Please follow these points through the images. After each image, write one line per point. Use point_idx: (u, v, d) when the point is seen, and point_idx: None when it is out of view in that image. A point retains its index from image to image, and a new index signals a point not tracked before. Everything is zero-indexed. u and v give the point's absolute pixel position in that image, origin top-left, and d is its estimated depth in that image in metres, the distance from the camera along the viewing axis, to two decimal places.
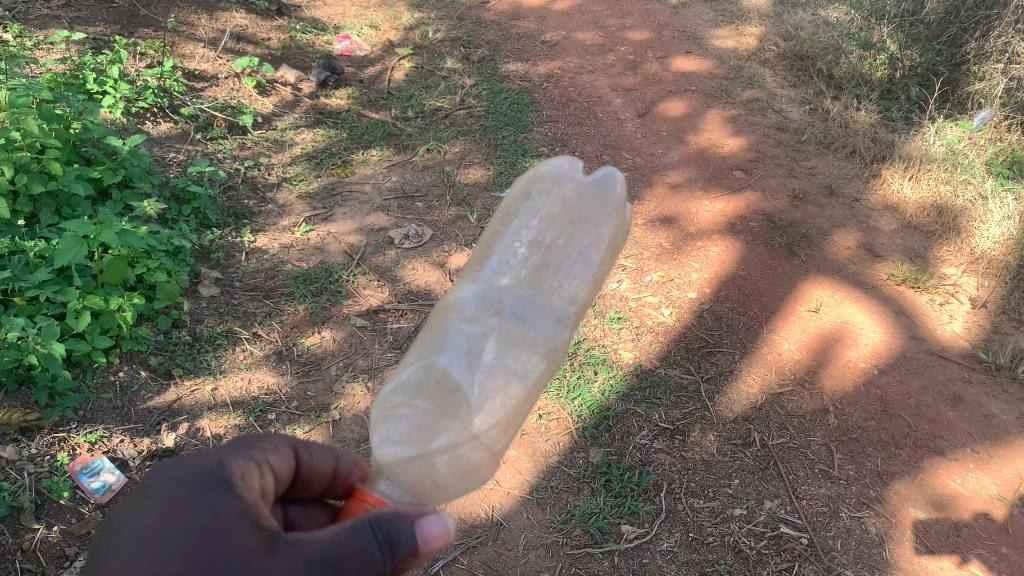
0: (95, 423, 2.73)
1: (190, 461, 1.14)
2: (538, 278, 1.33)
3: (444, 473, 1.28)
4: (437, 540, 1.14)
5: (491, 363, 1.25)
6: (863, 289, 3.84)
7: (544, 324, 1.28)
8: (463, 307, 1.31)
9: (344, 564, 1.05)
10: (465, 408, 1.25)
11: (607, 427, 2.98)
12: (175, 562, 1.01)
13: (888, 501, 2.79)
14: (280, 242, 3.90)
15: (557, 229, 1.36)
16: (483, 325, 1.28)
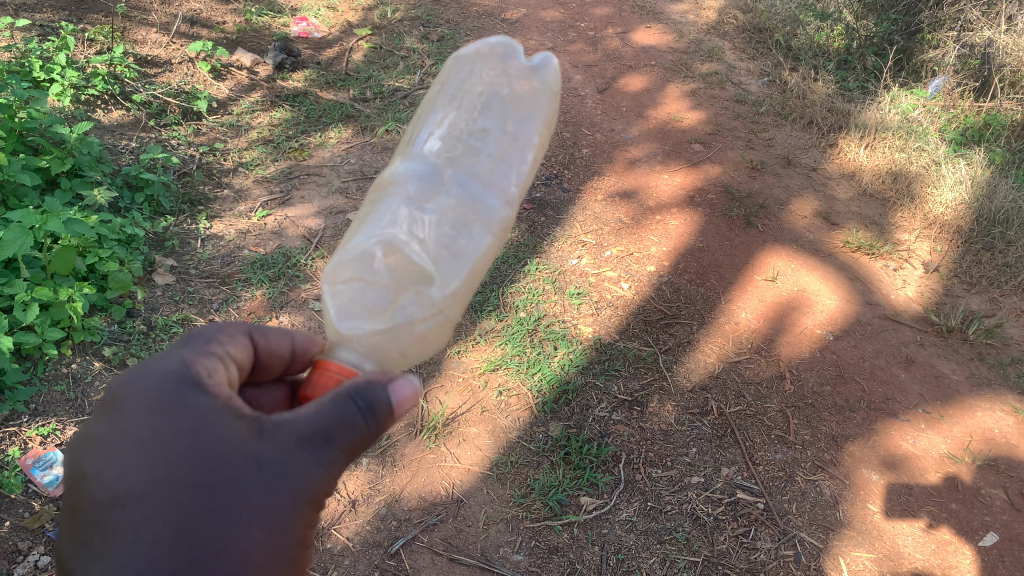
0: (48, 416, 2.70)
1: (153, 368, 1.25)
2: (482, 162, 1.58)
3: (409, 344, 1.50)
4: (408, 399, 1.26)
5: (444, 239, 1.52)
6: (818, 257, 3.88)
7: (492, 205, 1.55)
8: (415, 189, 1.54)
9: (332, 436, 1.20)
10: (426, 281, 1.50)
11: (566, 401, 3.01)
12: (174, 465, 1.14)
13: (842, 463, 2.84)
14: (236, 228, 3.86)
15: (497, 116, 1.61)
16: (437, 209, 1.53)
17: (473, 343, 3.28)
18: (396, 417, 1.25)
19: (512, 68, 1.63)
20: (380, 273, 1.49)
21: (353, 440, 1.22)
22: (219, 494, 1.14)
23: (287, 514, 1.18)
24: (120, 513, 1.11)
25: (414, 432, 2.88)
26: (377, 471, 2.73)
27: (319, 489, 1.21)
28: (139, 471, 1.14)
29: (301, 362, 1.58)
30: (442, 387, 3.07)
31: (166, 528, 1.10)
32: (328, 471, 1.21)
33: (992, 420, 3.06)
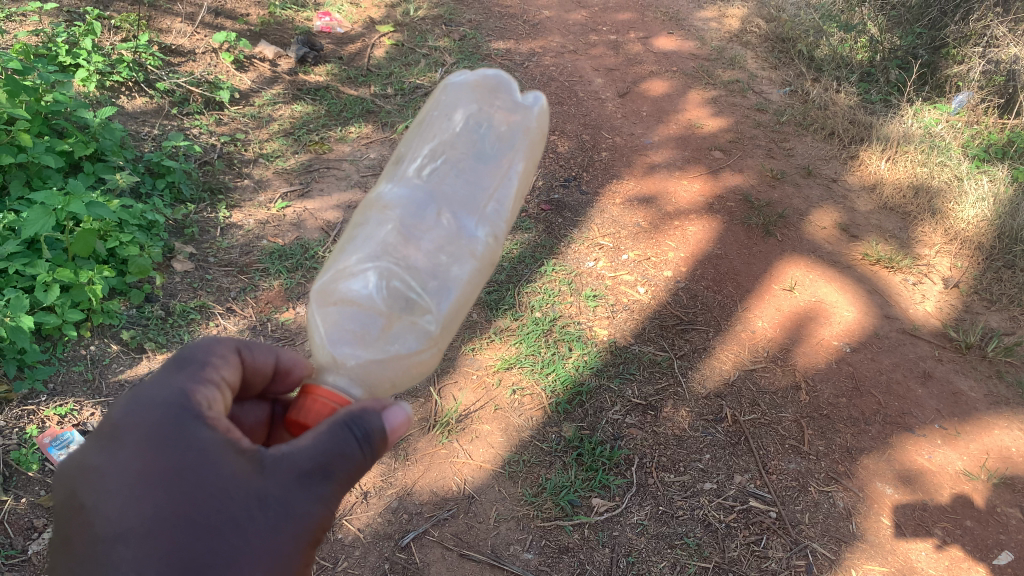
0: (65, 396, 2.71)
1: (154, 399, 1.21)
2: (476, 197, 1.72)
3: (401, 374, 1.55)
4: (400, 426, 1.31)
5: (437, 264, 1.62)
6: (837, 268, 3.86)
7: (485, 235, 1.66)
8: (407, 216, 1.65)
9: (331, 468, 1.22)
10: (419, 307, 1.56)
11: (580, 402, 3.00)
12: (179, 502, 1.11)
13: (856, 476, 2.82)
14: (255, 218, 3.87)
15: (490, 163, 1.79)
16: (432, 235, 1.64)
17: (488, 341, 3.27)
18: (385, 444, 1.30)
19: (506, 122, 1.87)
20: (373, 301, 1.53)
21: (351, 473, 1.24)
22: (223, 534, 1.12)
23: (286, 556, 1.16)
24: (117, 549, 1.08)
25: (427, 428, 2.88)
26: (389, 464, 2.73)
27: (318, 527, 1.20)
28: (140, 506, 1.10)
29: (283, 381, 1.59)
30: (456, 384, 3.07)
31: (168, 566, 1.06)
32: (329, 507, 1.22)
33: (1009, 438, 3.03)
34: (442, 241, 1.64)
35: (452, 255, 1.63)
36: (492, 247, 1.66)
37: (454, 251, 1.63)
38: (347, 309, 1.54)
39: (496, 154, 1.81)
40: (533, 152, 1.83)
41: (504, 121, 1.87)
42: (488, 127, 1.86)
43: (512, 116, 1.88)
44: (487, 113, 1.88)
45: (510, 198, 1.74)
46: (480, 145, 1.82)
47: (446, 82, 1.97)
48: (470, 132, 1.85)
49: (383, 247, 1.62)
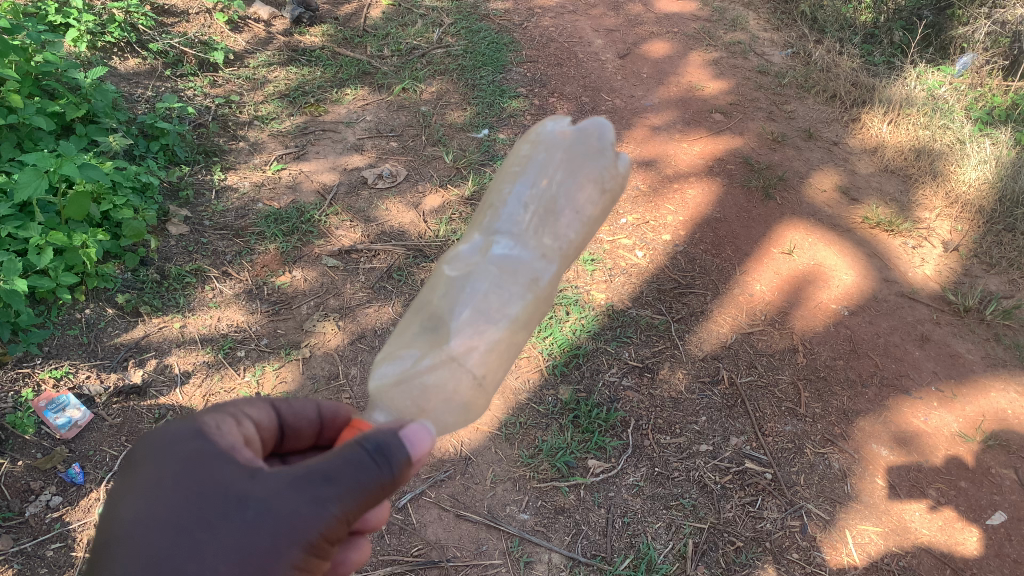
0: (61, 359, 2.71)
1: (166, 425, 1.23)
2: (530, 230, 1.45)
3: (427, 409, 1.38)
4: (423, 445, 1.24)
5: (473, 295, 1.38)
6: (837, 231, 3.83)
7: (529, 269, 1.41)
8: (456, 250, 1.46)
9: (334, 476, 1.12)
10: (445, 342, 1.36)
11: (577, 365, 3.01)
12: (157, 506, 1.10)
13: (852, 438, 2.82)
14: (251, 181, 3.84)
15: (549, 191, 1.48)
16: (472, 260, 1.42)
17: None
18: (408, 465, 1.19)
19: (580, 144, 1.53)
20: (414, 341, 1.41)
21: (359, 481, 1.13)
22: (193, 531, 1.07)
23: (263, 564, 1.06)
24: (109, 553, 1.07)
25: None
26: None
27: (315, 537, 1.10)
28: (124, 510, 1.11)
29: (333, 428, 1.52)
30: None
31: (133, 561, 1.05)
32: (330, 516, 1.11)
33: (1005, 400, 3.02)
34: (480, 275, 1.39)
35: (497, 300, 1.38)
36: (541, 297, 1.41)
37: (496, 299, 1.38)
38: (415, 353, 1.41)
39: (562, 182, 1.49)
40: (599, 185, 1.50)
41: (569, 138, 1.53)
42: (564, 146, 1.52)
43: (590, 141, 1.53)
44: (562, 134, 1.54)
45: (565, 237, 1.47)
46: (538, 170, 1.50)
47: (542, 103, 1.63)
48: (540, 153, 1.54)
49: (432, 283, 1.46)
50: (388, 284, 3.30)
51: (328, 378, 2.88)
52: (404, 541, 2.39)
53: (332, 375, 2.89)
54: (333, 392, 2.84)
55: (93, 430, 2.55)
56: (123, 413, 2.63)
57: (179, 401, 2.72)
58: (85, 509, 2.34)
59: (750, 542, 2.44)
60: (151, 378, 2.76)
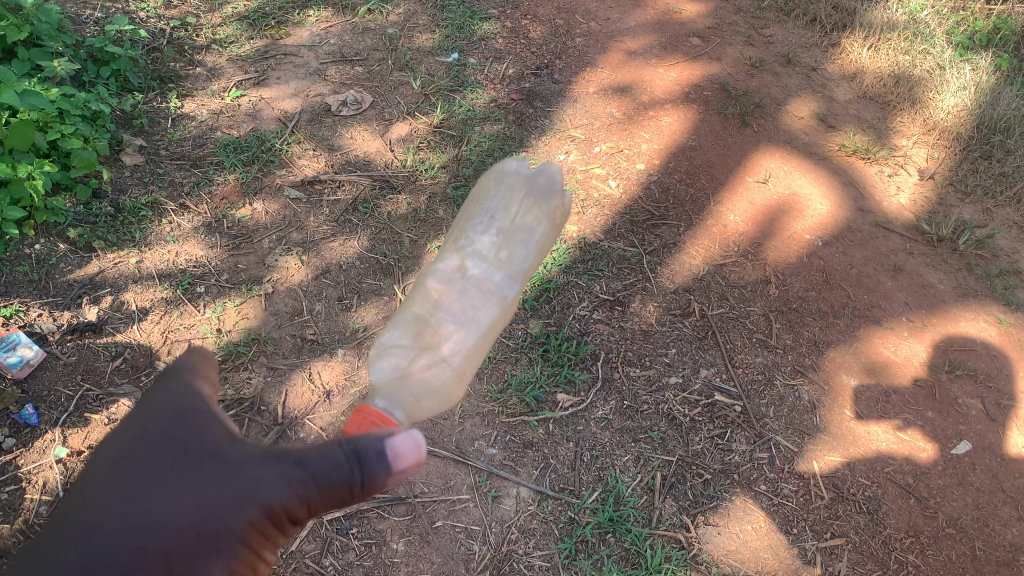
0: (10, 296, 2.62)
1: (178, 390, 1.33)
2: (498, 254, 1.73)
3: (422, 397, 1.59)
4: (408, 454, 1.26)
5: (457, 307, 1.66)
6: (813, 160, 3.76)
7: (499, 283, 1.69)
8: (435, 275, 1.72)
9: (309, 466, 1.23)
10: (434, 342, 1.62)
11: (548, 299, 2.96)
12: (147, 450, 1.19)
13: (822, 369, 2.81)
14: (209, 108, 3.67)
15: (513, 218, 1.77)
16: (454, 282, 1.69)
17: None
18: (385, 478, 1.25)
19: (535, 180, 1.79)
20: (404, 342, 1.64)
21: (329, 475, 1.23)
22: (168, 481, 1.15)
23: (218, 530, 1.14)
24: (89, 483, 1.15)
25: None
26: (354, 363, 2.69)
27: (277, 510, 1.20)
28: (119, 447, 1.20)
29: None
30: None
31: (110, 491, 1.13)
32: (290, 492, 1.21)
33: (974, 330, 3.01)
34: (459, 292, 1.68)
35: (474, 311, 1.65)
36: (510, 306, 1.68)
37: (475, 311, 1.65)
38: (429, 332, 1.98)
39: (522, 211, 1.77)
40: (550, 217, 1.77)
41: (525, 178, 1.81)
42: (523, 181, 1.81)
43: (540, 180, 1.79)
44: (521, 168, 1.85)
45: (529, 261, 1.75)
46: (501, 204, 1.79)
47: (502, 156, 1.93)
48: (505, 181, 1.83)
49: (420, 300, 1.71)
50: (353, 217, 3.20)
51: (291, 314, 2.81)
52: None
53: (295, 311, 2.82)
54: (297, 328, 2.77)
55: (47, 370, 2.47)
56: (78, 351, 2.55)
57: (137, 339, 2.64)
58: (40, 450, 2.28)
59: (718, 474, 2.45)
60: (107, 315, 2.67)
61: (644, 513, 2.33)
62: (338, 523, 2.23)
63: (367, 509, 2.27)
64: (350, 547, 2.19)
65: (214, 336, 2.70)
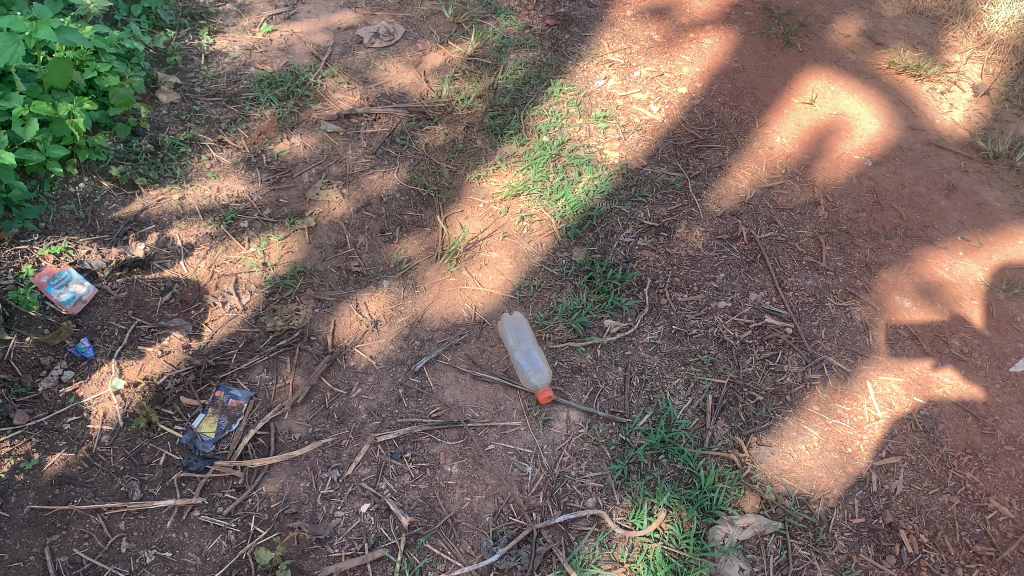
0: (59, 234, 2.65)
1: None
2: (518, 343, 2.54)
3: (522, 370, 2.46)
4: None
5: (513, 338, 2.56)
6: (861, 78, 3.59)
7: (532, 365, 2.46)
8: (515, 331, 2.58)
9: None
10: (527, 372, 2.45)
11: (591, 227, 2.92)
12: None
13: (875, 290, 2.74)
14: (240, 44, 3.59)
15: (517, 333, 2.57)
16: (520, 343, 2.54)
17: (493, 168, 3.13)
18: None
19: (525, 338, 2.56)
20: (515, 350, 2.52)
21: None
22: None
23: None
24: None
25: (434, 257, 2.81)
26: (399, 293, 2.69)
27: None
28: None
29: None
30: (463, 213, 2.97)
31: None
32: None
33: None
34: (514, 346, 2.53)
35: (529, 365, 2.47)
36: (536, 361, 2.48)
37: (522, 349, 2.52)
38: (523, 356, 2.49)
39: (528, 352, 2.51)
40: (523, 321, 2.61)
41: (516, 320, 2.61)
42: (525, 343, 2.54)
43: (528, 344, 2.53)
44: (523, 335, 2.56)
45: (530, 349, 2.52)
46: (519, 340, 2.55)
47: (507, 327, 2.59)
48: (518, 339, 2.55)
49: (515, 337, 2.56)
50: (391, 149, 3.17)
51: (335, 247, 2.81)
52: (423, 404, 2.39)
53: (339, 244, 2.82)
54: (342, 261, 2.77)
55: (99, 305, 2.53)
56: (127, 287, 2.60)
57: (185, 274, 2.68)
58: (98, 383, 2.35)
59: (770, 396, 2.43)
60: (153, 252, 2.71)
61: (697, 435, 2.33)
62: (392, 448, 2.29)
63: (420, 434, 2.32)
64: (406, 471, 2.23)
65: (260, 270, 2.72)
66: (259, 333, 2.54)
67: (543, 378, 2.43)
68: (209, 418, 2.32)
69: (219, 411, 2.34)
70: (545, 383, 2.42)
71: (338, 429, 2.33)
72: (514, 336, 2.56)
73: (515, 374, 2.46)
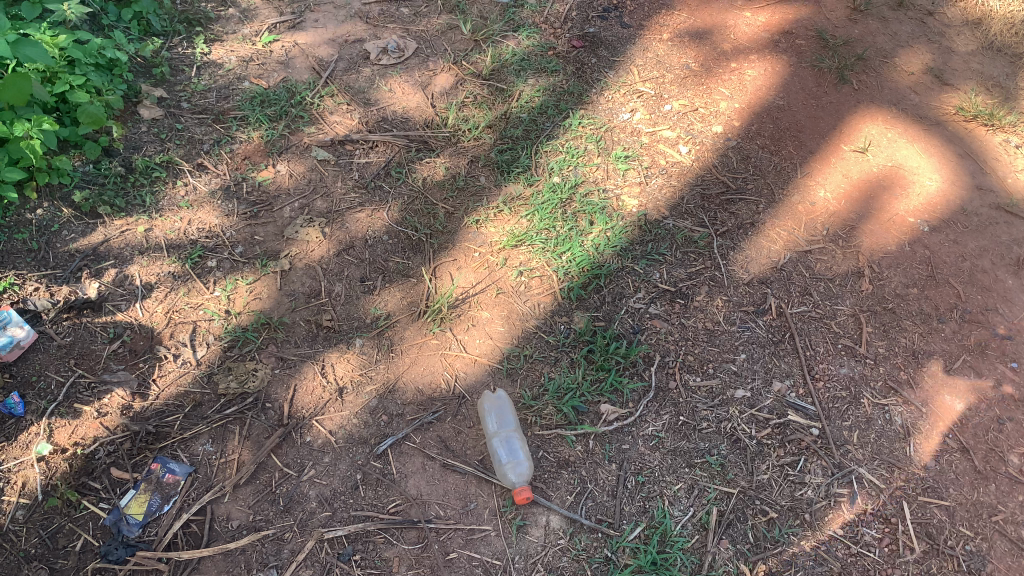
0: (5, 268, 2.39)
1: None
2: (498, 429, 2.21)
3: (500, 464, 2.14)
4: None
5: (494, 421, 2.24)
6: (923, 124, 3.15)
7: (512, 459, 2.14)
8: (496, 413, 2.25)
9: None
10: (505, 467, 2.13)
11: (597, 288, 2.58)
12: None
13: (921, 386, 2.35)
14: (237, 55, 3.32)
15: (499, 415, 2.25)
16: (501, 428, 2.22)
17: (495, 212, 2.81)
18: None
19: (508, 422, 2.23)
20: (494, 437, 2.19)
21: None
22: None
23: None
24: None
25: (416, 314, 2.50)
26: (372, 356, 2.39)
27: None
28: None
29: None
30: (455, 262, 2.65)
31: None
32: None
33: None
34: (494, 432, 2.21)
35: (508, 458, 2.15)
36: (517, 454, 2.16)
37: (503, 436, 2.20)
38: (503, 446, 2.17)
39: (509, 441, 2.18)
40: (507, 401, 2.29)
41: (499, 399, 2.29)
42: (506, 428, 2.22)
43: (510, 431, 2.21)
44: (505, 419, 2.24)
45: (512, 437, 2.20)
46: (500, 424, 2.23)
47: (488, 407, 2.26)
48: (498, 423, 2.23)
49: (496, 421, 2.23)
50: (384, 184, 2.87)
51: (308, 296, 2.52)
52: (382, 495, 2.09)
53: (313, 292, 2.53)
54: (313, 313, 2.48)
55: (39, 352, 2.25)
56: (74, 332, 2.32)
57: (139, 319, 2.40)
58: (23, 446, 2.06)
59: (786, 513, 2.07)
60: (108, 292, 2.43)
61: (695, 557, 1.99)
62: (340, 547, 1.98)
63: (374, 532, 2.02)
64: None
65: (221, 319, 2.44)
66: (209, 397, 2.25)
67: (522, 477, 2.11)
68: (139, 496, 2.03)
69: (152, 487, 2.05)
70: (523, 482, 2.10)
71: (282, 518, 2.03)
72: (495, 418, 2.24)
73: (491, 467, 2.15)
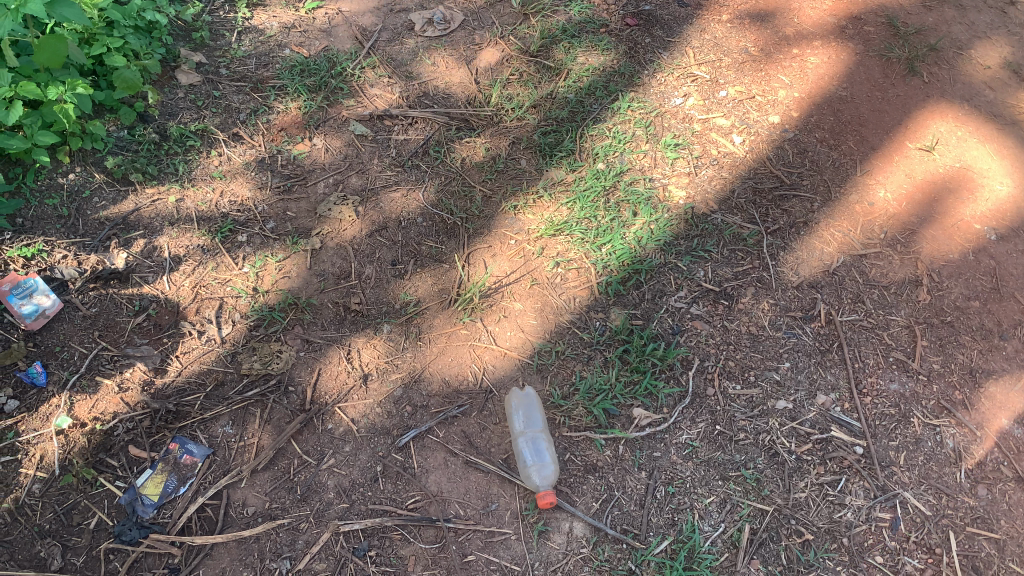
0: (34, 233, 2.35)
1: None
2: (524, 428, 2.13)
3: (525, 465, 2.06)
4: None
5: (521, 420, 2.15)
6: (998, 123, 2.94)
7: (537, 461, 2.06)
8: (524, 411, 2.17)
9: None
10: (530, 469, 2.04)
11: (636, 284, 2.47)
12: None
13: (976, 408, 2.21)
14: (280, 21, 3.24)
15: (526, 415, 2.16)
16: (527, 428, 2.13)
17: (534, 198, 2.70)
18: None
19: (535, 422, 2.15)
20: (520, 436, 2.11)
21: None
22: None
23: None
24: None
25: (447, 302, 2.42)
26: (399, 343, 2.32)
27: None
28: None
29: None
30: (490, 249, 2.56)
31: None
32: None
33: None
34: (520, 431, 2.12)
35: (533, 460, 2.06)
36: (543, 456, 2.07)
37: (529, 436, 2.11)
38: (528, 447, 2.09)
39: (535, 442, 2.10)
40: (536, 400, 2.20)
41: (528, 397, 2.20)
42: (533, 428, 2.13)
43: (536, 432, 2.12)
44: (532, 418, 2.16)
45: (538, 438, 2.11)
46: (527, 423, 2.14)
47: (515, 405, 2.18)
48: (525, 422, 2.14)
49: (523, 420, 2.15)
50: (421, 163, 2.78)
51: (338, 277, 2.45)
52: (401, 490, 2.02)
53: (342, 273, 2.46)
54: (341, 295, 2.41)
55: (64, 322, 2.21)
56: (100, 302, 2.28)
57: (165, 293, 2.35)
58: (43, 417, 2.03)
59: (823, 536, 1.95)
60: (136, 263, 2.39)
61: None
62: (355, 541, 1.92)
63: (391, 528, 1.95)
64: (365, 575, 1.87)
65: (248, 296, 2.38)
66: (232, 376, 2.20)
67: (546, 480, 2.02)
68: (155, 476, 1.99)
69: (169, 468, 2.01)
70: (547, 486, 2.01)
71: (298, 508, 1.97)
72: (521, 417, 2.16)
73: (515, 468, 2.07)
